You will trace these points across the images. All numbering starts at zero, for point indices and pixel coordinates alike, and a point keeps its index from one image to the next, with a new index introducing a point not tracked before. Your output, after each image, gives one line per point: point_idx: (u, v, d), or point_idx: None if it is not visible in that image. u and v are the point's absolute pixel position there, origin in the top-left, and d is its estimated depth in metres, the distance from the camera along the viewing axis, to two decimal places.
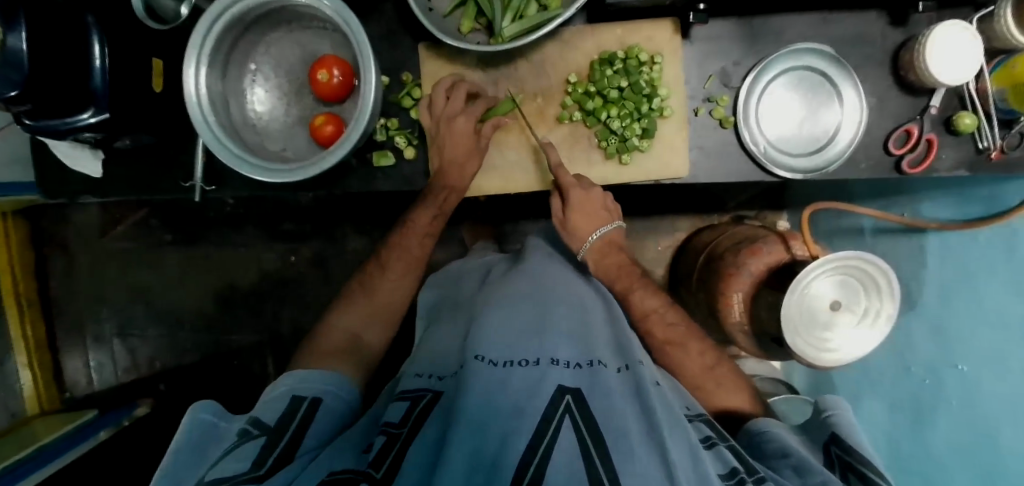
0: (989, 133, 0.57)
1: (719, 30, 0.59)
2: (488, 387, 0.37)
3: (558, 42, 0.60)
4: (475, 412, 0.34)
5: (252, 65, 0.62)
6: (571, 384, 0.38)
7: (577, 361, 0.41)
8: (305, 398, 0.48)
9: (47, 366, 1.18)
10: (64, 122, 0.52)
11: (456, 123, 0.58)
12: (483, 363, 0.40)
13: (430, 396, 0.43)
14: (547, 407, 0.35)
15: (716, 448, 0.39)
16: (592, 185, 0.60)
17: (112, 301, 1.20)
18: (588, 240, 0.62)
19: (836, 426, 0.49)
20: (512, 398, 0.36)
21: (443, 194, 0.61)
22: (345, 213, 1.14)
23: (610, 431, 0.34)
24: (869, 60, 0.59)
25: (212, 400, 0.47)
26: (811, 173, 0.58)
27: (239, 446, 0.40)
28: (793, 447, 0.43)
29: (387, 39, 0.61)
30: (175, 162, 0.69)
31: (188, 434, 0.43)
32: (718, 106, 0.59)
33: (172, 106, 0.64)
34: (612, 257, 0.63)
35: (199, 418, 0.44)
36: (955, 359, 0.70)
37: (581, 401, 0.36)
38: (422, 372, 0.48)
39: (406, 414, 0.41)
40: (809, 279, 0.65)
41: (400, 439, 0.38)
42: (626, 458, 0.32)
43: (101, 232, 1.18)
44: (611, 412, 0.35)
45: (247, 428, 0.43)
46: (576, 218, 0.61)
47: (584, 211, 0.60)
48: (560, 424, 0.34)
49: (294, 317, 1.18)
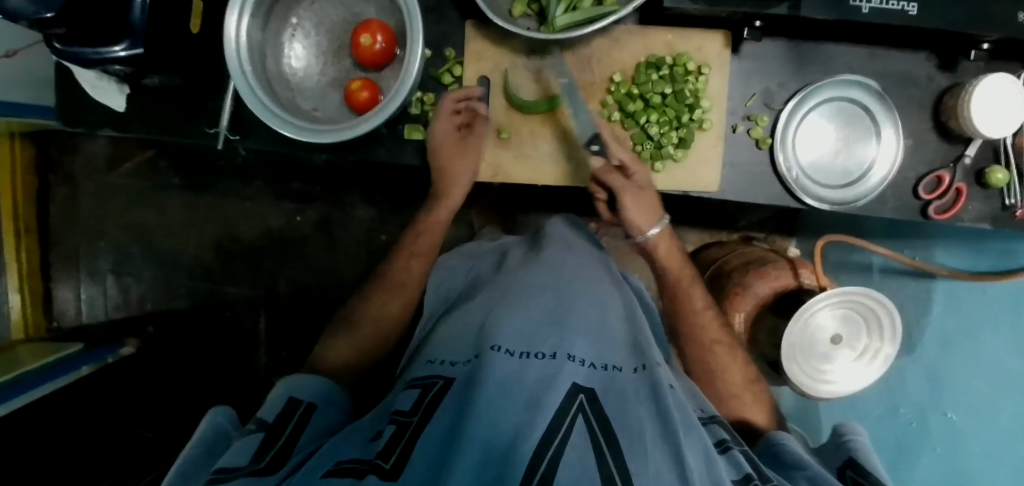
0: (1017, 191, 0.58)
1: (768, 50, 0.58)
2: (504, 377, 0.36)
3: (606, 39, 0.59)
4: (490, 401, 0.33)
5: (293, 19, 0.61)
6: (585, 384, 0.38)
7: (593, 361, 0.41)
8: (301, 402, 0.48)
9: (38, 294, 1.17)
10: (96, 51, 0.51)
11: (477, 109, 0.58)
12: (499, 353, 0.40)
13: (442, 384, 0.42)
14: (563, 400, 0.35)
15: (730, 453, 0.39)
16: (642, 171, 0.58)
17: (110, 237, 1.19)
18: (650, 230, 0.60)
19: (854, 451, 0.47)
20: (527, 390, 0.36)
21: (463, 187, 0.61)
22: (357, 180, 1.13)
23: (628, 434, 0.34)
24: (911, 100, 0.59)
25: (227, 406, 0.48)
26: (840, 205, 0.58)
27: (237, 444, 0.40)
28: (808, 459, 0.43)
29: (434, 12, 0.61)
30: (201, 108, 0.68)
31: (202, 435, 0.43)
32: (757, 125, 0.59)
33: (206, 51, 0.63)
34: (671, 246, 0.63)
35: (217, 423, 0.45)
36: (946, 407, 0.78)
37: (595, 401, 0.36)
38: (436, 359, 0.48)
39: (417, 403, 0.40)
40: (814, 310, 0.65)
41: (410, 428, 0.37)
42: (640, 458, 0.32)
43: (108, 167, 1.17)
44: (627, 416, 0.36)
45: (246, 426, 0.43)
46: (642, 198, 0.57)
47: (646, 192, 0.58)
48: (574, 422, 0.34)
49: (291, 277, 1.18)
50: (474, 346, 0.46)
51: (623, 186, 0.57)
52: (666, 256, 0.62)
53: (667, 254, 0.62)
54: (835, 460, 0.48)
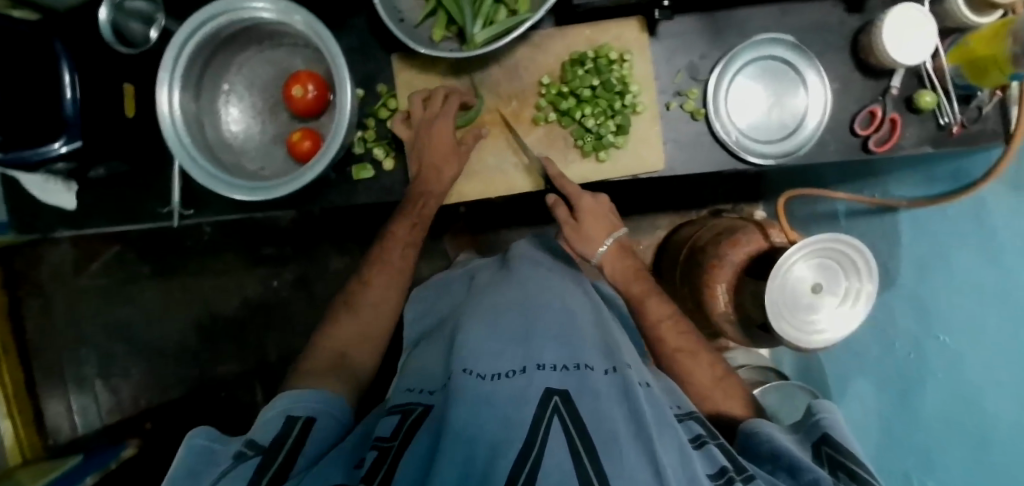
0: (949, 109, 0.62)
1: (683, 26, 0.61)
2: (477, 400, 0.37)
3: (529, 46, 0.61)
4: (463, 427, 0.34)
5: (225, 85, 0.62)
6: (558, 386, 0.38)
7: (564, 365, 0.42)
8: (299, 418, 0.46)
9: (29, 413, 1.14)
10: (35, 153, 0.50)
11: (433, 131, 0.58)
12: (469, 377, 0.40)
13: (421, 409, 0.42)
14: (537, 410, 0.36)
15: (705, 448, 0.39)
16: (598, 194, 0.64)
17: (90, 340, 1.16)
18: (602, 246, 0.64)
19: (829, 427, 0.46)
20: (500, 408, 0.36)
21: (419, 205, 0.60)
22: (325, 232, 1.13)
23: (601, 436, 0.33)
24: (829, 46, 0.62)
25: (205, 427, 0.44)
26: (783, 157, 0.60)
27: (233, 469, 0.38)
28: (784, 446, 0.43)
29: (359, 52, 0.62)
30: (152, 189, 0.68)
31: (182, 462, 0.40)
32: (689, 99, 0.61)
33: (145, 132, 0.64)
34: (626, 262, 0.64)
35: (196, 446, 0.41)
36: (937, 331, 0.67)
37: (570, 402, 0.36)
38: (414, 387, 0.48)
39: (397, 427, 0.40)
40: (791, 262, 0.65)
41: (391, 453, 0.37)
42: (615, 457, 0.32)
43: (76, 270, 1.15)
44: (601, 416, 0.35)
45: (241, 450, 0.41)
46: (587, 223, 0.63)
47: (593, 216, 0.63)
48: (550, 426, 0.34)
49: (281, 342, 1.16)
50: (447, 372, 0.46)
51: (566, 219, 0.63)
52: (621, 274, 0.64)
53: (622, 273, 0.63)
54: (805, 439, 0.47)
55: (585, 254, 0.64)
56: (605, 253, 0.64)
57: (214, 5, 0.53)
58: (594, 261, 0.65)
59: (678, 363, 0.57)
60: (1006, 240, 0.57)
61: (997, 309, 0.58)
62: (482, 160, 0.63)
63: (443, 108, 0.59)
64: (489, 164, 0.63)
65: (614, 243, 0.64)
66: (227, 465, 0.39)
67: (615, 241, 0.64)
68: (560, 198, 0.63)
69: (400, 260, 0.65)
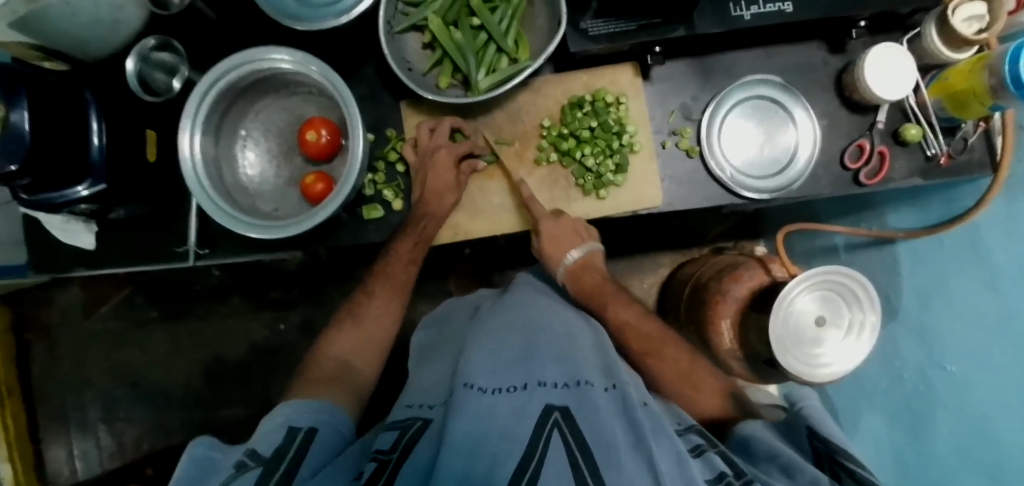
0: (935, 141, 0.65)
1: (675, 70, 0.64)
2: (479, 412, 0.38)
3: (530, 91, 0.65)
4: (465, 435, 0.35)
5: (242, 131, 0.66)
6: (558, 402, 0.39)
7: (565, 382, 0.43)
8: (300, 429, 0.46)
9: (29, 457, 1.14)
10: (60, 194, 0.54)
11: (435, 159, 0.61)
12: (472, 390, 0.41)
13: (420, 423, 0.44)
14: (537, 423, 0.37)
15: (705, 456, 0.39)
16: (564, 214, 0.63)
17: (95, 383, 1.17)
18: (564, 264, 0.63)
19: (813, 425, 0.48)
20: (502, 420, 0.37)
21: (420, 227, 0.61)
22: (332, 274, 1.15)
23: (600, 446, 0.34)
24: (815, 84, 0.65)
25: (205, 435, 0.44)
26: (777, 192, 0.62)
27: (236, 476, 0.37)
28: (778, 447, 0.42)
29: (370, 99, 0.66)
30: (170, 229, 0.70)
31: (182, 473, 0.40)
32: (683, 137, 0.64)
33: (167, 174, 0.68)
34: (591, 282, 0.64)
35: (197, 456, 0.41)
36: (943, 360, 0.66)
37: (569, 417, 0.37)
38: (414, 403, 0.49)
39: (396, 441, 0.42)
40: (792, 297, 0.67)
41: (390, 464, 0.38)
42: (615, 470, 0.33)
43: (85, 313, 1.17)
44: (600, 428, 0.36)
45: (243, 459, 0.40)
46: (550, 248, 0.62)
47: (557, 240, 0.62)
48: (550, 438, 0.35)
49: (285, 384, 1.16)
50: (448, 388, 0.47)
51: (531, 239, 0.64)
52: (587, 286, 0.64)
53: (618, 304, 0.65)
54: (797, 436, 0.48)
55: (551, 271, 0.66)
56: (568, 271, 0.64)
57: (236, 57, 0.57)
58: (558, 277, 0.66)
59: None
60: (999, 265, 0.56)
61: (992, 331, 0.57)
62: (487, 201, 0.65)
63: (454, 148, 0.62)
64: (495, 203, 0.65)
65: (583, 255, 0.64)
66: (228, 474, 0.38)
67: (580, 256, 0.63)
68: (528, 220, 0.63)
69: (407, 300, 0.67)
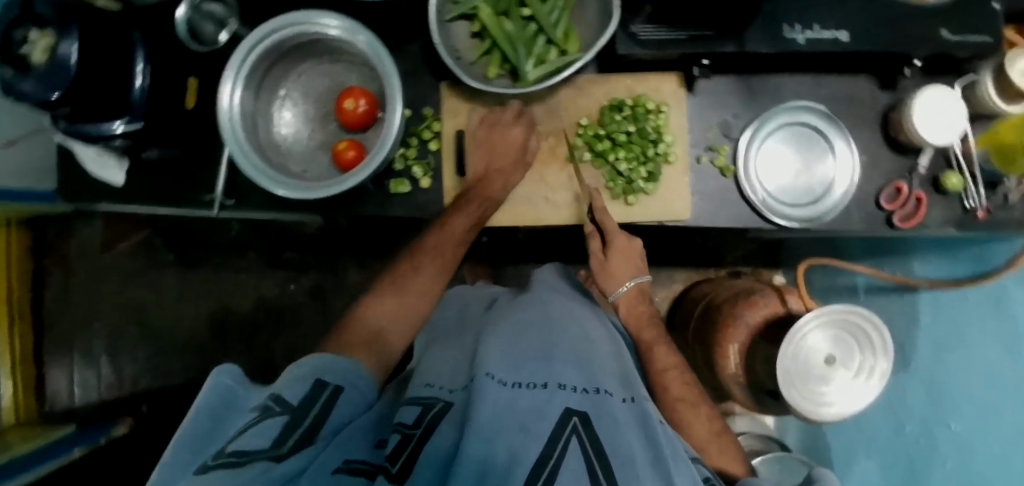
0: (974, 194, 0.62)
1: (719, 85, 0.64)
2: (500, 404, 0.37)
3: (571, 87, 0.64)
4: (485, 424, 0.35)
5: (281, 90, 0.66)
6: (578, 407, 0.39)
7: (584, 387, 0.42)
8: (327, 384, 0.44)
9: (32, 378, 1.17)
10: (98, 128, 0.55)
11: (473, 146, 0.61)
12: (493, 380, 0.40)
13: (442, 405, 0.43)
14: (557, 426, 0.36)
15: None
16: (633, 235, 0.64)
17: (104, 316, 1.20)
18: (623, 284, 0.64)
19: None
20: (520, 415, 0.37)
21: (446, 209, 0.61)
22: (348, 245, 1.16)
23: (619, 461, 0.35)
24: (859, 119, 0.64)
25: (232, 365, 0.42)
26: (807, 221, 0.61)
27: (260, 421, 0.36)
28: None
29: (411, 76, 0.67)
30: (198, 177, 0.71)
31: (204, 402, 0.38)
32: (719, 155, 0.63)
33: (200, 123, 0.70)
34: (638, 308, 0.65)
35: (221, 384, 0.40)
36: (946, 418, 0.72)
37: (589, 424, 0.37)
38: (433, 382, 0.49)
39: (419, 418, 0.42)
40: (807, 329, 0.65)
41: (413, 440, 0.38)
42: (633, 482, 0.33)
43: (104, 247, 1.19)
44: (619, 441, 0.36)
45: (268, 403, 0.39)
46: (616, 261, 0.63)
47: (625, 255, 0.62)
48: (568, 444, 0.35)
49: (287, 346, 1.18)
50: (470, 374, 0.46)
51: (596, 250, 0.63)
52: (631, 319, 0.65)
53: (631, 314, 0.65)
54: None
55: (605, 290, 0.65)
56: (623, 294, 0.64)
57: (286, 16, 0.57)
58: (611, 298, 0.65)
59: (683, 417, 0.56)
60: None
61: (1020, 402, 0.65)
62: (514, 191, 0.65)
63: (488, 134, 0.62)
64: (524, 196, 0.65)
65: (634, 287, 0.65)
66: (252, 416, 0.37)
67: (636, 285, 0.64)
68: (596, 228, 0.63)
69: None
